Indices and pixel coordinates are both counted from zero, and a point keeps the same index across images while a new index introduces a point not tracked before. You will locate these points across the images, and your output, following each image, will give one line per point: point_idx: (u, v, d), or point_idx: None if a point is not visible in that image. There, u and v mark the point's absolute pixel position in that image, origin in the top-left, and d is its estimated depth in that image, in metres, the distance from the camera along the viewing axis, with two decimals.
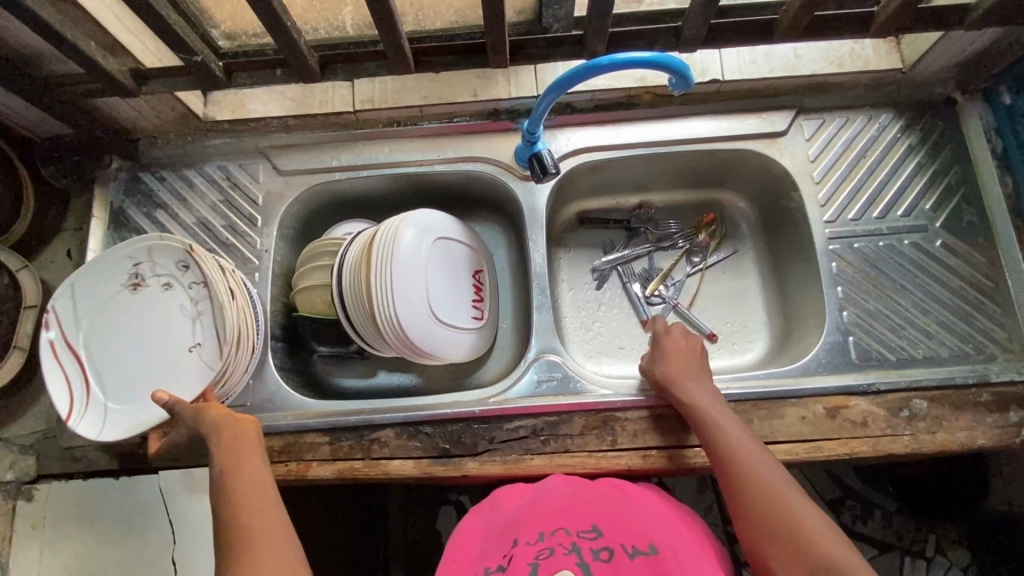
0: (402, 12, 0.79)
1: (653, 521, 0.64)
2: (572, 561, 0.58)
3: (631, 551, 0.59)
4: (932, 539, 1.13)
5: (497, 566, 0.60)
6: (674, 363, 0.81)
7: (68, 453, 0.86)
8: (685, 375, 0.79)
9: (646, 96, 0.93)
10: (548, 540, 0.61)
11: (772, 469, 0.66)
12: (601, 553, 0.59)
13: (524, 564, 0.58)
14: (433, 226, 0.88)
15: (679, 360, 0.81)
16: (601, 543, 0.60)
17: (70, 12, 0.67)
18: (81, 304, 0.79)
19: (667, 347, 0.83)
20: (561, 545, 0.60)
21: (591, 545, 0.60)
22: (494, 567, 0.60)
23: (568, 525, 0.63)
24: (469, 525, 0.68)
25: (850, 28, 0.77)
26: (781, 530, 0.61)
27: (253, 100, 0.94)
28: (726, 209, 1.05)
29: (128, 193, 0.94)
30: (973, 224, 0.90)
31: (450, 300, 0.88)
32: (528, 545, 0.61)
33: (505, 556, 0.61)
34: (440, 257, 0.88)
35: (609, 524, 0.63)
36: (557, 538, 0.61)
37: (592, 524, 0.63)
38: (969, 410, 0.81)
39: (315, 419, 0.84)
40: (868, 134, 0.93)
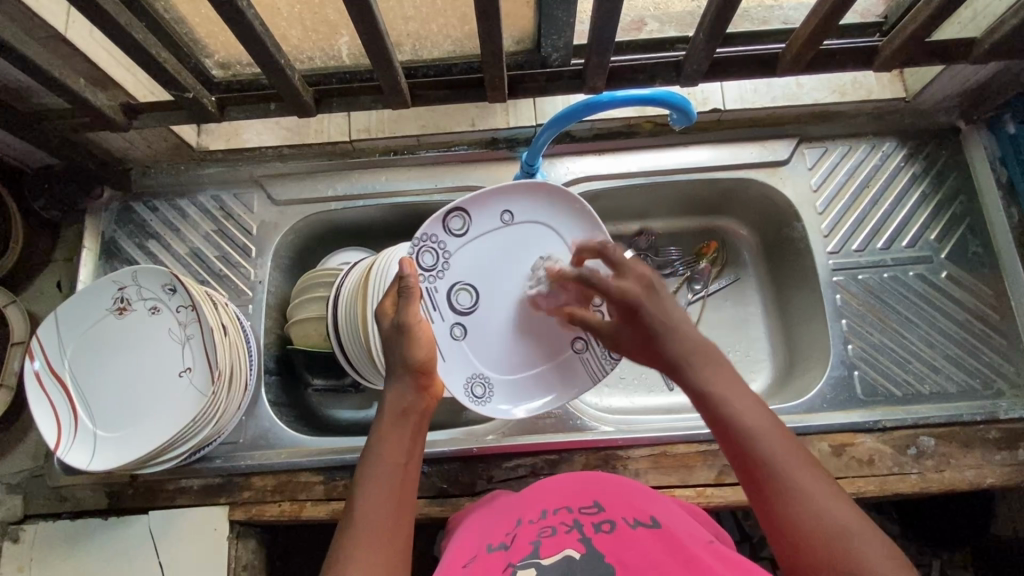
0: (398, 42, 0.77)
1: (660, 501, 0.60)
2: (575, 537, 0.53)
3: (631, 523, 0.54)
4: (937, 564, 1.09)
5: (500, 544, 0.56)
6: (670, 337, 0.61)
7: (56, 492, 0.83)
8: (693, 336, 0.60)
9: (646, 125, 0.92)
10: (550, 519, 0.56)
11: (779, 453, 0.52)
12: (602, 526, 0.54)
13: (527, 542, 0.53)
14: (487, 210, 0.74)
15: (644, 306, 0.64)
16: (603, 517, 0.55)
17: (59, 49, 0.66)
18: (65, 331, 0.79)
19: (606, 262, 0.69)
20: (562, 524, 0.55)
21: (592, 520, 0.55)
22: (497, 545, 0.56)
23: (570, 503, 0.59)
24: (471, 524, 0.63)
25: (854, 61, 0.76)
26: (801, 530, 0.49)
27: (247, 129, 0.93)
28: (728, 237, 1.03)
29: (121, 222, 0.92)
30: (978, 254, 0.88)
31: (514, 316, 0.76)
32: (531, 525, 0.56)
33: (508, 536, 0.57)
34: (483, 263, 0.74)
35: (613, 501, 0.58)
36: (559, 517, 0.56)
37: (593, 501, 0.59)
38: (977, 447, 0.80)
39: (309, 457, 0.83)
40: (872, 162, 0.92)
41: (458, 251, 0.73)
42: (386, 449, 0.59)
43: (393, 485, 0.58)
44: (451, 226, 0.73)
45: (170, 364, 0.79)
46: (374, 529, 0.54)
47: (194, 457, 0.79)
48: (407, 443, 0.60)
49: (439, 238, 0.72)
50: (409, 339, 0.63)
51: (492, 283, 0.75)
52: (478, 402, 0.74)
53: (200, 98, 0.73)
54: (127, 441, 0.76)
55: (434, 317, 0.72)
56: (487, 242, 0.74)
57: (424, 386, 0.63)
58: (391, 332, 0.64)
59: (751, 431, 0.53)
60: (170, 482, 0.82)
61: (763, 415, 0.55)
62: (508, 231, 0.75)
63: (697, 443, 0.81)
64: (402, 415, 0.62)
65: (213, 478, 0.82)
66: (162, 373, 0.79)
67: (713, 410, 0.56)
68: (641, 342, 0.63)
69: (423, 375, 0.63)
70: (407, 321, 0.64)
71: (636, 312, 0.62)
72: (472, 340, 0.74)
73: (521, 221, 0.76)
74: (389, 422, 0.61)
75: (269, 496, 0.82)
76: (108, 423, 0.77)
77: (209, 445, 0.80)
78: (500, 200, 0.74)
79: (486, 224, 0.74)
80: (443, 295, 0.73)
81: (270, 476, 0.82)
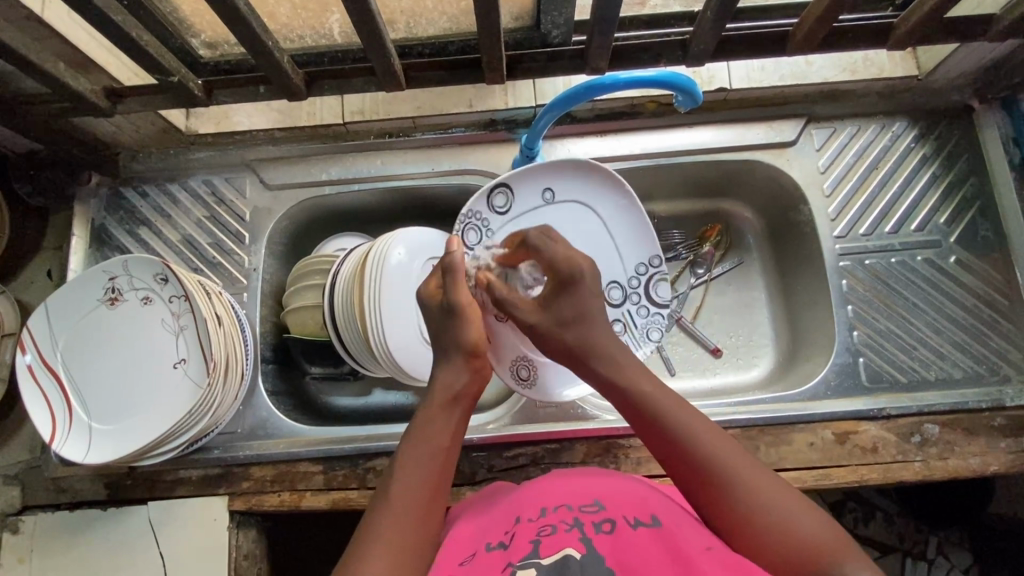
0: (391, 19, 0.73)
1: (660, 497, 0.59)
2: (575, 536, 0.51)
3: (633, 521, 0.53)
4: (934, 541, 1.08)
5: (499, 542, 0.55)
6: (590, 324, 0.62)
7: (55, 484, 0.83)
8: (610, 338, 0.62)
9: (650, 104, 0.88)
10: (549, 516, 0.55)
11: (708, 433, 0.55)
12: (603, 524, 0.53)
13: (526, 540, 0.52)
14: (534, 186, 0.82)
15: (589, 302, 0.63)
16: (603, 515, 0.55)
17: (37, 31, 0.63)
18: (57, 323, 0.77)
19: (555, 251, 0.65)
20: (562, 522, 0.54)
21: (593, 518, 0.54)
22: (495, 544, 0.55)
23: (570, 500, 0.58)
24: (467, 519, 0.62)
25: (868, 39, 0.72)
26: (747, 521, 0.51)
27: (237, 112, 0.90)
28: (732, 219, 1.01)
29: (110, 209, 0.90)
30: (988, 239, 0.87)
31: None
32: (530, 522, 0.55)
33: (506, 534, 0.55)
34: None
35: (612, 497, 0.57)
36: (559, 514, 0.55)
37: (593, 498, 0.57)
38: (981, 435, 0.79)
39: (308, 447, 0.82)
40: (881, 143, 0.89)
41: (501, 228, 0.82)
42: (429, 428, 0.60)
43: (433, 464, 0.58)
44: (495, 203, 0.81)
45: (164, 354, 0.77)
46: (411, 504, 0.55)
47: (192, 448, 0.79)
48: (452, 425, 0.61)
49: (482, 217, 0.81)
50: (458, 320, 0.65)
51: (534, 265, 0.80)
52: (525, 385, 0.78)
53: (185, 82, 0.70)
54: (123, 435, 0.75)
55: (476, 281, 0.77)
56: (529, 215, 0.83)
57: (475, 369, 0.65)
58: (439, 314, 0.66)
59: (672, 420, 0.56)
60: (169, 473, 0.82)
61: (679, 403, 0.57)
62: (549, 209, 0.83)
63: None
64: (451, 397, 0.63)
65: (212, 468, 0.82)
66: (158, 363, 0.77)
67: (631, 403, 0.58)
68: (573, 316, 0.62)
69: (474, 357, 0.65)
70: (457, 304, 0.66)
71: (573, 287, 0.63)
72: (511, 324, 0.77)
73: (563, 200, 0.83)
74: (435, 402, 0.62)
75: (268, 487, 0.81)
76: (103, 415, 0.76)
77: (207, 435, 0.79)
78: (544, 178, 0.82)
79: (528, 203, 0.82)
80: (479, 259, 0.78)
81: (268, 467, 0.82)
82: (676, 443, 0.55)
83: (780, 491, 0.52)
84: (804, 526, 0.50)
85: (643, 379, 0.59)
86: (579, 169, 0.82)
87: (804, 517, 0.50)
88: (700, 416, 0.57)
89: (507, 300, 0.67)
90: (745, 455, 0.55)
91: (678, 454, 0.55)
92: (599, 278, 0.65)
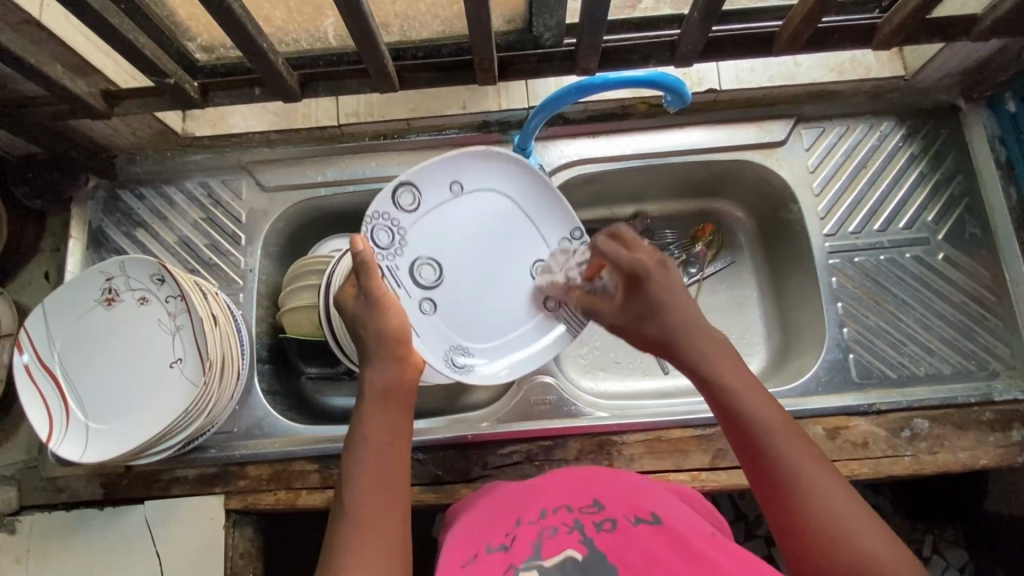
0: (385, 23, 0.75)
1: (659, 497, 0.59)
2: (576, 538, 0.52)
3: (633, 520, 0.54)
4: (929, 539, 1.10)
5: (500, 545, 0.55)
6: (667, 314, 0.61)
7: (51, 484, 0.83)
8: (690, 322, 0.61)
9: (640, 106, 0.90)
10: (550, 518, 0.56)
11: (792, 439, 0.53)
12: (603, 525, 0.53)
13: (528, 542, 0.52)
14: (437, 178, 0.76)
15: (680, 296, 0.62)
16: (603, 515, 0.55)
17: (35, 34, 0.64)
18: (54, 322, 0.78)
19: (641, 258, 0.64)
20: (563, 524, 0.54)
21: (593, 518, 0.55)
22: (497, 546, 0.55)
23: (570, 501, 0.58)
24: (466, 524, 0.62)
25: (854, 40, 0.74)
26: (819, 532, 0.49)
27: (232, 115, 0.91)
28: (723, 218, 1.02)
29: (107, 211, 0.91)
30: (975, 236, 0.88)
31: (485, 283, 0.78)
32: (531, 524, 0.56)
33: (508, 535, 0.56)
34: (445, 234, 0.77)
35: (613, 498, 0.58)
36: (560, 515, 0.55)
37: (593, 499, 0.58)
38: (970, 429, 0.80)
39: (304, 446, 0.82)
40: (869, 143, 0.90)
41: (412, 226, 0.75)
42: (369, 432, 0.58)
43: (385, 463, 0.58)
44: (402, 202, 0.75)
45: (162, 354, 0.78)
46: (372, 510, 0.55)
47: (189, 447, 0.79)
48: (390, 421, 0.60)
49: (392, 216, 0.74)
50: (377, 308, 0.63)
51: (460, 262, 0.78)
52: (458, 370, 0.75)
53: (181, 83, 0.71)
54: (120, 433, 0.75)
55: (401, 293, 0.74)
56: (442, 212, 0.77)
57: (402, 359, 0.62)
58: (360, 309, 0.64)
59: (756, 423, 0.54)
60: (165, 472, 0.82)
61: (769, 406, 0.55)
62: (455, 199, 0.77)
63: (692, 427, 0.81)
64: (384, 393, 0.61)
65: (208, 467, 0.82)
66: (154, 362, 0.78)
67: (717, 396, 0.57)
68: (646, 312, 0.63)
69: (401, 344, 0.63)
70: (376, 295, 0.64)
71: (647, 287, 0.63)
72: (442, 314, 0.76)
73: (472, 190, 0.78)
74: (370, 403, 0.60)
75: (264, 485, 0.82)
76: (99, 414, 0.76)
77: (203, 434, 0.80)
78: (450, 171, 0.77)
79: (438, 198, 0.76)
80: (406, 271, 0.75)
81: (264, 466, 0.82)
82: (754, 442, 0.54)
83: (863, 516, 0.49)
84: (882, 552, 0.47)
85: (721, 371, 0.58)
86: (486, 156, 0.77)
87: (884, 543, 0.48)
88: (790, 424, 0.54)
89: (591, 308, 0.70)
90: (831, 471, 0.52)
91: (753, 454, 0.53)
92: (676, 276, 0.63)
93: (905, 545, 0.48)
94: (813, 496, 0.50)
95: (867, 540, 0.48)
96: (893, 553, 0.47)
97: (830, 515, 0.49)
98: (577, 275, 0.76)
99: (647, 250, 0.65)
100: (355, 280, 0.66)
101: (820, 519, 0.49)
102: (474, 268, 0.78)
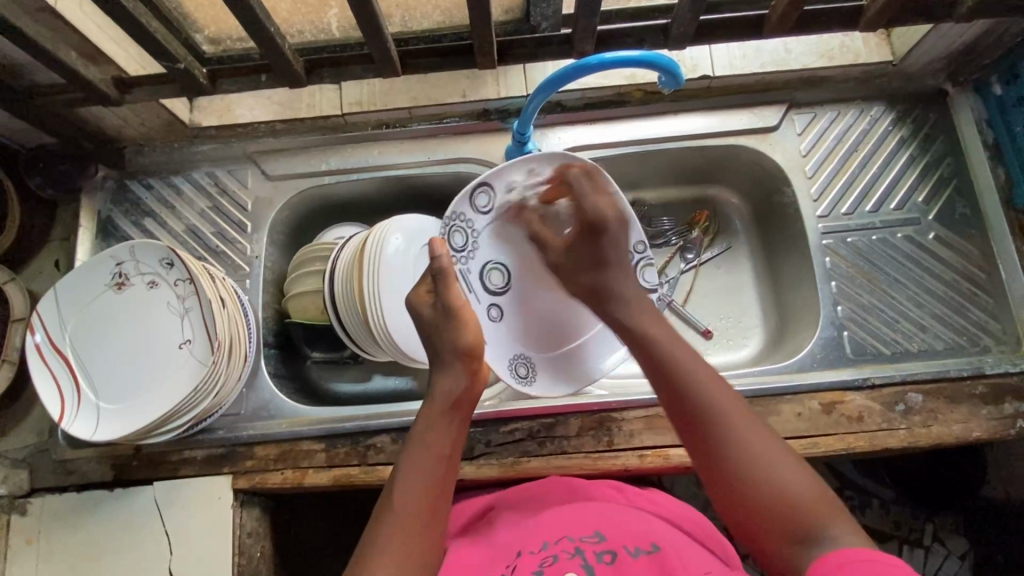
0: (387, 13, 0.77)
1: (654, 524, 0.64)
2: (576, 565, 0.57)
3: (633, 551, 0.58)
4: (930, 528, 1.10)
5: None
6: (613, 285, 0.72)
7: (62, 466, 0.85)
8: (622, 294, 0.71)
9: (635, 94, 0.92)
10: (551, 549, 0.60)
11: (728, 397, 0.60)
12: (604, 555, 0.58)
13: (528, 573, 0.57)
14: (514, 182, 0.78)
15: (623, 269, 0.73)
16: (605, 546, 0.59)
17: (51, 21, 0.67)
18: (65, 306, 0.79)
19: (604, 206, 0.74)
20: (564, 553, 0.59)
21: (594, 549, 0.59)
22: None
23: (571, 531, 0.62)
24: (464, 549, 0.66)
25: (839, 22, 0.76)
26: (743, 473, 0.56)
27: (239, 105, 0.93)
28: (719, 205, 1.04)
29: (116, 201, 0.93)
30: (965, 215, 0.90)
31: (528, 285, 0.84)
32: (531, 555, 0.60)
33: (508, 567, 0.60)
34: (510, 237, 0.81)
35: (612, 526, 0.63)
36: (561, 546, 0.60)
37: (595, 529, 0.62)
38: (964, 403, 0.81)
39: (311, 426, 0.84)
40: (860, 128, 0.93)
41: (484, 229, 0.79)
42: (430, 437, 0.62)
43: (437, 470, 0.60)
44: (476, 203, 0.77)
45: (170, 337, 0.80)
46: (417, 514, 0.57)
47: (197, 428, 0.81)
48: (450, 434, 0.63)
49: (467, 219, 0.77)
50: (455, 324, 0.66)
51: (516, 262, 0.83)
52: (523, 381, 0.82)
53: (191, 69, 0.73)
54: (131, 413, 0.77)
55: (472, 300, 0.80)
56: (505, 214, 0.80)
57: (473, 373, 0.66)
58: (434, 318, 0.67)
59: (688, 381, 0.61)
60: (174, 454, 0.84)
61: (700, 364, 0.63)
62: (523, 204, 0.80)
63: None
64: (452, 404, 0.64)
65: (216, 448, 0.84)
66: (164, 345, 0.80)
67: (647, 352, 0.65)
68: (593, 262, 0.74)
69: (471, 359, 0.66)
70: (450, 304, 0.67)
71: (600, 234, 0.74)
72: (506, 318, 0.83)
73: (538, 194, 0.80)
74: (437, 410, 0.64)
75: (271, 465, 0.83)
76: (110, 395, 0.78)
77: (211, 415, 0.81)
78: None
79: (507, 201, 0.79)
80: (477, 271, 0.80)
81: (272, 446, 0.84)
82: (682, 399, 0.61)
83: (782, 460, 0.56)
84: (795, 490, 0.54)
85: (658, 336, 0.66)
86: (554, 159, 0.75)
87: (802, 484, 0.55)
88: (720, 385, 0.61)
89: (537, 234, 0.80)
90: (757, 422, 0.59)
91: (686, 414, 0.60)
92: (625, 235, 0.75)
93: (824, 487, 0.55)
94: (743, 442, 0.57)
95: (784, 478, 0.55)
96: (810, 492, 0.54)
97: (757, 459, 0.56)
98: (536, 189, 0.78)
99: (608, 200, 0.75)
100: (430, 284, 0.69)
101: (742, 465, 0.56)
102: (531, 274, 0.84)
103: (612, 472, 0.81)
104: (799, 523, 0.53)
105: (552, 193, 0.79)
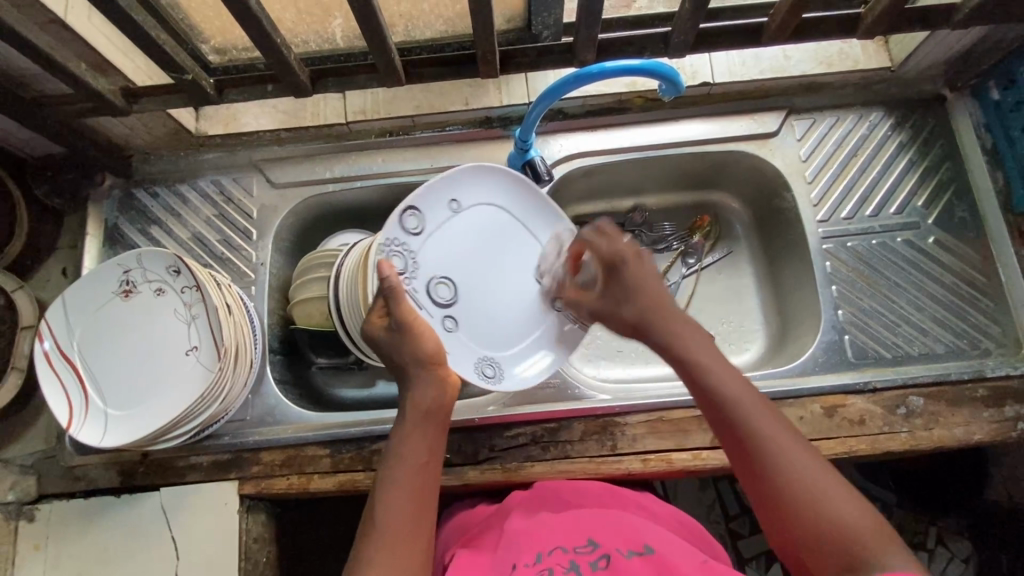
0: (391, 23, 0.78)
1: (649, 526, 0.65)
2: None
3: (626, 552, 0.60)
4: (934, 530, 1.10)
5: None
6: (639, 295, 0.67)
7: (70, 472, 0.85)
8: (661, 304, 0.66)
9: (636, 100, 0.93)
10: (546, 561, 0.60)
11: (772, 422, 0.56)
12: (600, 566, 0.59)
13: None
14: (438, 198, 0.78)
15: (651, 293, 0.67)
16: (598, 554, 0.60)
17: (60, 34, 0.68)
18: (73, 313, 0.80)
19: (620, 246, 0.71)
20: (560, 565, 0.60)
21: (589, 559, 0.60)
22: None
23: (565, 542, 0.63)
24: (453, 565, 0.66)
25: (838, 29, 0.77)
26: (798, 510, 0.52)
27: (245, 114, 0.94)
28: (719, 210, 1.05)
29: (123, 209, 0.94)
30: (964, 220, 0.90)
31: (486, 291, 0.82)
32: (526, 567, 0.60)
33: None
34: (448, 251, 0.79)
35: (603, 533, 0.63)
36: (556, 557, 0.60)
37: (587, 537, 0.63)
38: (965, 406, 0.82)
39: (315, 431, 0.85)
40: (858, 133, 0.93)
41: (421, 248, 0.77)
42: (407, 448, 0.61)
43: (417, 479, 0.60)
44: (406, 224, 0.76)
45: (176, 343, 0.81)
46: (402, 525, 0.58)
47: (203, 434, 0.82)
48: (425, 443, 0.62)
49: (401, 241, 0.75)
50: (413, 337, 0.65)
51: (466, 272, 0.80)
52: (491, 382, 0.79)
53: (198, 80, 0.74)
54: (138, 419, 0.78)
55: (424, 315, 0.76)
56: (444, 227, 0.79)
57: (441, 379, 0.65)
58: (393, 337, 0.66)
59: (735, 407, 0.57)
60: (180, 459, 0.85)
61: (744, 388, 0.58)
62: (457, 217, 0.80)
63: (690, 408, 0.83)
64: (425, 413, 0.64)
65: (222, 454, 0.85)
66: (170, 351, 0.81)
67: (695, 381, 0.60)
68: (618, 299, 0.69)
69: (437, 365, 0.65)
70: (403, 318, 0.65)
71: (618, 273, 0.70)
72: (464, 326, 0.79)
73: (469, 205, 0.81)
74: (410, 421, 0.63)
75: (276, 470, 0.84)
76: (116, 401, 0.79)
77: (218, 421, 0.82)
78: (444, 191, 0.79)
79: (438, 218, 0.78)
80: (421, 288, 0.76)
81: (276, 452, 0.84)
82: (731, 425, 0.57)
83: (834, 486, 0.52)
84: (852, 521, 0.50)
85: (703, 356, 0.61)
86: (474, 172, 0.80)
87: (855, 512, 0.51)
88: (763, 408, 0.57)
89: (576, 303, 0.78)
90: (805, 445, 0.55)
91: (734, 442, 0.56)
92: (649, 266, 0.69)
93: (876, 512, 0.51)
94: (791, 469, 0.53)
95: (841, 511, 0.51)
96: (867, 522, 0.50)
97: (808, 488, 0.52)
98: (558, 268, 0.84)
99: (625, 240, 0.71)
100: (382, 307, 0.67)
101: (800, 493, 0.52)
102: (483, 281, 0.82)
103: (614, 476, 0.82)
104: (860, 557, 0.49)
105: (574, 259, 0.80)
